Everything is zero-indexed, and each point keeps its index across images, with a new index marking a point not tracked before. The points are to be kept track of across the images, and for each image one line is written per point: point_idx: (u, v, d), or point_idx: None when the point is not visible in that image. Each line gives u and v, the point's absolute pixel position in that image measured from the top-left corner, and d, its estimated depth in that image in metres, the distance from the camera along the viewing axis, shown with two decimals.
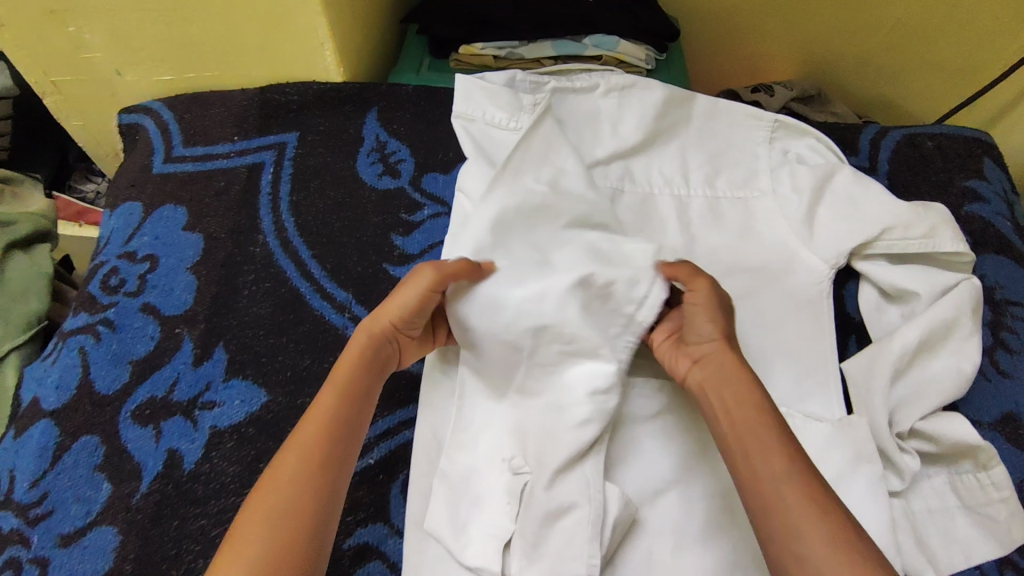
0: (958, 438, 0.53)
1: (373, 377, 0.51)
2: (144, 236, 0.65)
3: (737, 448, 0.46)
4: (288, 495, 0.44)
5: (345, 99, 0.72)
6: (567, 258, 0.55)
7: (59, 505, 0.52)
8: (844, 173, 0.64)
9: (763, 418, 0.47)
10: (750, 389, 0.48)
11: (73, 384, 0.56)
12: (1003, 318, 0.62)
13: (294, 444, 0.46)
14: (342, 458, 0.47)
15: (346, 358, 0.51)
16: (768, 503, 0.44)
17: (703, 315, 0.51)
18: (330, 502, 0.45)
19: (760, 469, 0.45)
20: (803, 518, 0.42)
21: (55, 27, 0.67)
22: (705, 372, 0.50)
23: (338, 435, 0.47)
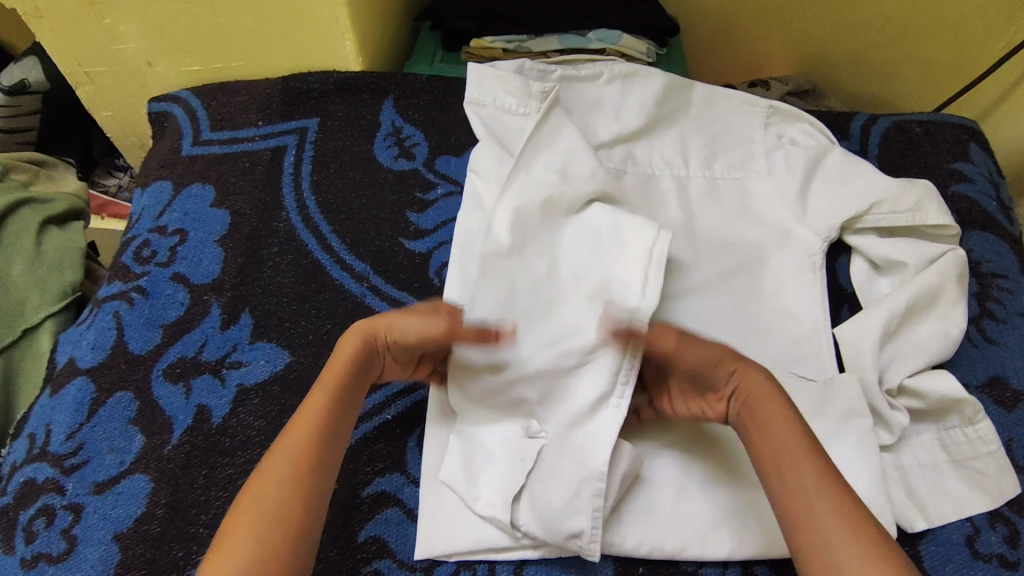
0: (944, 394, 0.56)
1: (359, 385, 0.53)
2: (174, 212, 0.69)
3: (772, 469, 0.48)
4: (273, 497, 0.46)
5: (364, 87, 0.76)
6: (572, 248, 0.59)
7: (94, 455, 0.55)
8: (835, 154, 0.68)
9: (790, 431, 0.48)
10: (778, 404, 0.50)
11: (108, 345, 0.60)
12: (990, 289, 0.66)
13: (282, 446, 0.48)
14: (327, 460, 0.49)
15: (335, 367, 0.52)
16: (797, 510, 0.46)
17: (704, 351, 0.52)
18: (315, 504, 0.47)
19: (789, 478, 0.47)
20: (829, 523, 0.44)
21: (92, 18, 0.71)
22: (744, 401, 0.51)
23: (324, 438, 0.49)
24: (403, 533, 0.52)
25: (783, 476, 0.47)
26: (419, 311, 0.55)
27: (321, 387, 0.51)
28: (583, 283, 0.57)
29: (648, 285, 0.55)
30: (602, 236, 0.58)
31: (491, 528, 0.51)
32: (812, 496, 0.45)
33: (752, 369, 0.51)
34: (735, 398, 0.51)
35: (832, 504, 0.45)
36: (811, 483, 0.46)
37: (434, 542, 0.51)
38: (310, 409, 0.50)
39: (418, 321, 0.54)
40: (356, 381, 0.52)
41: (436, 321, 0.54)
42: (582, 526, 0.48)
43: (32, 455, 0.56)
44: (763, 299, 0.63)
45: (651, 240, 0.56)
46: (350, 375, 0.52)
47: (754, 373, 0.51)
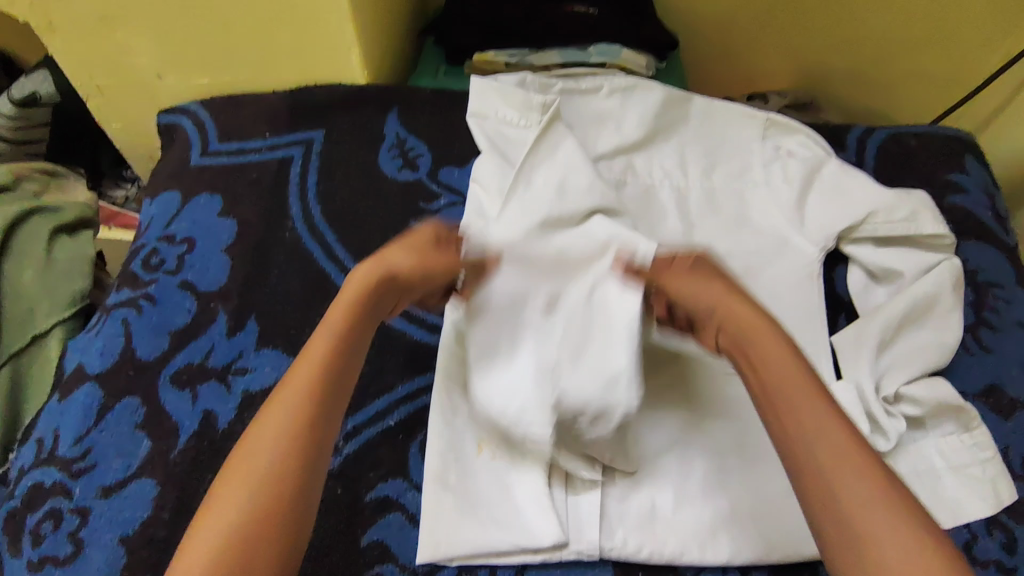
0: (941, 400, 0.57)
1: (362, 330, 0.52)
2: (182, 221, 0.70)
3: (763, 397, 0.47)
4: (270, 446, 0.45)
5: (369, 99, 0.78)
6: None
7: (101, 460, 0.55)
8: (832, 165, 0.69)
9: (789, 366, 0.47)
10: (772, 338, 0.49)
11: (116, 351, 0.61)
12: (986, 298, 0.66)
13: (280, 394, 0.47)
14: (326, 409, 0.48)
15: (337, 310, 0.51)
16: (793, 446, 0.44)
17: (700, 288, 0.52)
18: (314, 451, 0.46)
19: (785, 415, 0.45)
20: (828, 456, 0.43)
21: (105, 32, 0.73)
22: (730, 329, 0.50)
23: (321, 387, 0.48)
24: (406, 537, 0.52)
25: (778, 411, 0.46)
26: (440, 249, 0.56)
27: (320, 335, 0.50)
28: None
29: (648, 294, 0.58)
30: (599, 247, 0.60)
31: (492, 532, 0.51)
32: (810, 429, 0.44)
33: (741, 304, 0.51)
34: (722, 331, 0.51)
35: (835, 437, 0.44)
36: (810, 417, 0.45)
37: (435, 546, 0.51)
38: (309, 356, 0.49)
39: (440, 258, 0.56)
40: (371, 303, 0.52)
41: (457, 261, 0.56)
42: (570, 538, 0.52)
43: (40, 460, 0.56)
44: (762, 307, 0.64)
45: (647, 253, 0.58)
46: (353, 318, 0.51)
47: (742, 307, 0.51)
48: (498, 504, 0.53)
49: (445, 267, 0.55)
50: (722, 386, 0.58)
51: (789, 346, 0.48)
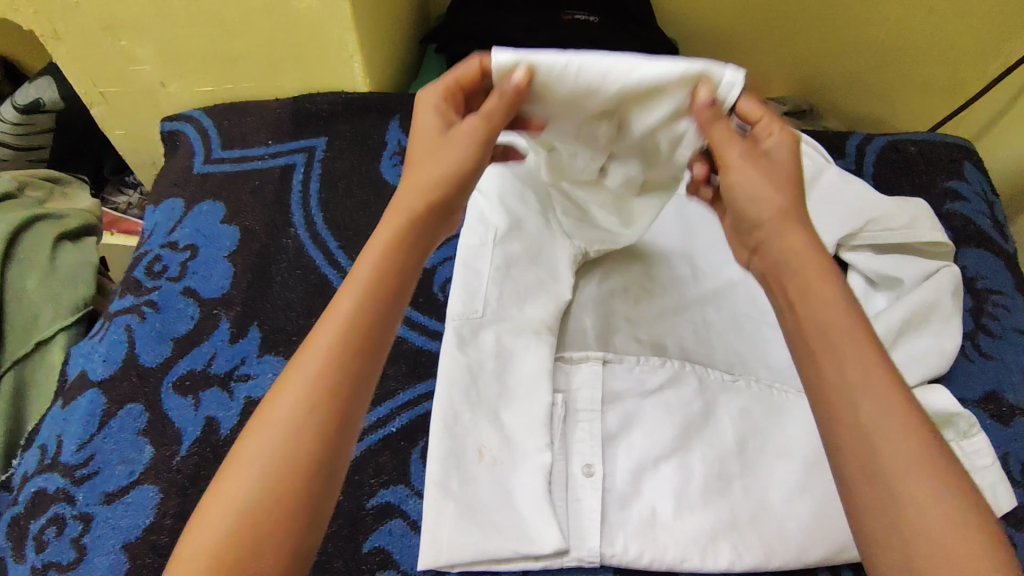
0: (940, 408, 0.57)
1: (400, 266, 0.47)
2: (185, 228, 0.71)
3: (807, 344, 0.43)
4: (301, 397, 0.41)
5: (371, 107, 0.78)
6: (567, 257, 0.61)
7: (104, 466, 0.56)
8: (831, 173, 0.70)
9: (842, 316, 0.43)
10: (824, 279, 0.44)
11: (119, 358, 0.61)
12: (985, 305, 0.67)
13: (314, 342, 0.43)
14: (362, 362, 0.43)
15: (377, 247, 0.47)
16: (832, 400, 0.41)
17: (757, 185, 0.48)
18: (349, 403, 0.42)
19: (828, 370, 0.42)
20: (870, 413, 0.39)
21: (110, 41, 0.74)
22: (774, 255, 0.47)
23: (357, 338, 0.43)
24: (407, 544, 0.53)
25: (817, 359, 0.42)
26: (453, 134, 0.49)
27: (355, 279, 0.45)
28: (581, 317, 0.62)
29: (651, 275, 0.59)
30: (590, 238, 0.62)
31: (493, 538, 0.51)
32: (856, 386, 0.40)
33: (793, 228, 0.47)
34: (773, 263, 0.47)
35: (881, 394, 0.39)
36: (857, 371, 0.41)
37: (436, 554, 0.51)
38: (344, 303, 0.44)
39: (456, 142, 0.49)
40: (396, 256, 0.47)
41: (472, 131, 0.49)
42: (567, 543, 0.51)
43: (43, 465, 0.57)
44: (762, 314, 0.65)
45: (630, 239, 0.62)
46: (390, 253, 0.47)
47: (793, 244, 0.46)
48: (499, 511, 0.53)
49: (467, 138, 0.49)
50: (723, 391, 0.58)
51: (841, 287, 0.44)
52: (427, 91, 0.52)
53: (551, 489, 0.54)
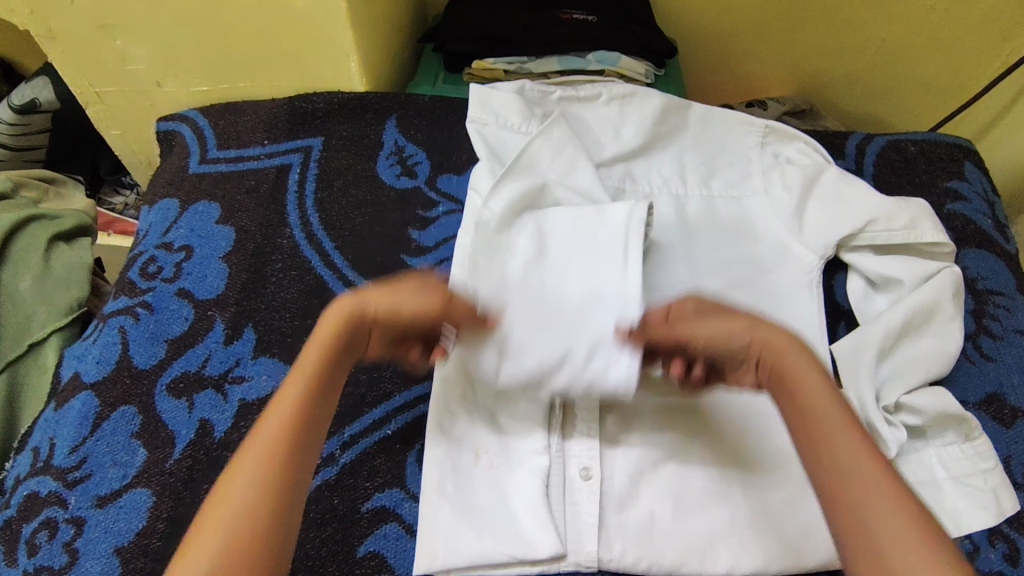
0: (941, 410, 0.56)
1: (340, 362, 0.51)
2: (180, 228, 0.70)
3: (808, 441, 0.46)
4: (246, 484, 0.44)
5: (368, 107, 0.78)
6: (564, 242, 0.59)
7: (97, 469, 0.55)
8: (831, 172, 0.69)
9: (825, 401, 0.47)
10: (808, 369, 0.48)
11: (113, 359, 0.61)
12: (986, 306, 0.66)
13: (257, 433, 0.46)
14: (303, 449, 0.47)
15: (318, 342, 0.51)
16: (828, 476, 0.44)
17: (718, 327, 0.50)
18: (292, 486, 0.45)
19: (822, 448, 0.45)
20: (863, 487, 0.42)
21: (105, 40, 0.73)
22: (770, 363, 0.49)
23: (298, 427, 0.47)
24: (402, 547, 0.52)
25: (812, 437, 0.46)
26: (408, 286, 0.53)
27: (297, 373, 0.49)
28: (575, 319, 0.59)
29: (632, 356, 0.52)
30: (588, 215, 0.59)
31: (489, 542, 0.51)
32: (847, 463, 0.43)
33: (776, 333, 0.50)
34: (761, 364, 0.50)
35: (869, 468, 0.43)
36: (846, 449, 0.44)
37: (431, 558, 0.50)
38: (286, 395, 0.48)
39: (410, 296, 0.52)
40: (333, 362, 0.50)
41: (428, 296, 0.52)
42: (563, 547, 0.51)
43: (35, 469, 0.56)
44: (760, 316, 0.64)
45: (629, 209, 0.58)
46: (331, 349, 0.50)
47: (774, 333, 0.50)
48: (495, 514, 0.52)
49: (416, 296, 0.52)
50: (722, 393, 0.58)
51: (822, 371, 0.49)
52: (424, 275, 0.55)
53: (548, 493, 0.53)
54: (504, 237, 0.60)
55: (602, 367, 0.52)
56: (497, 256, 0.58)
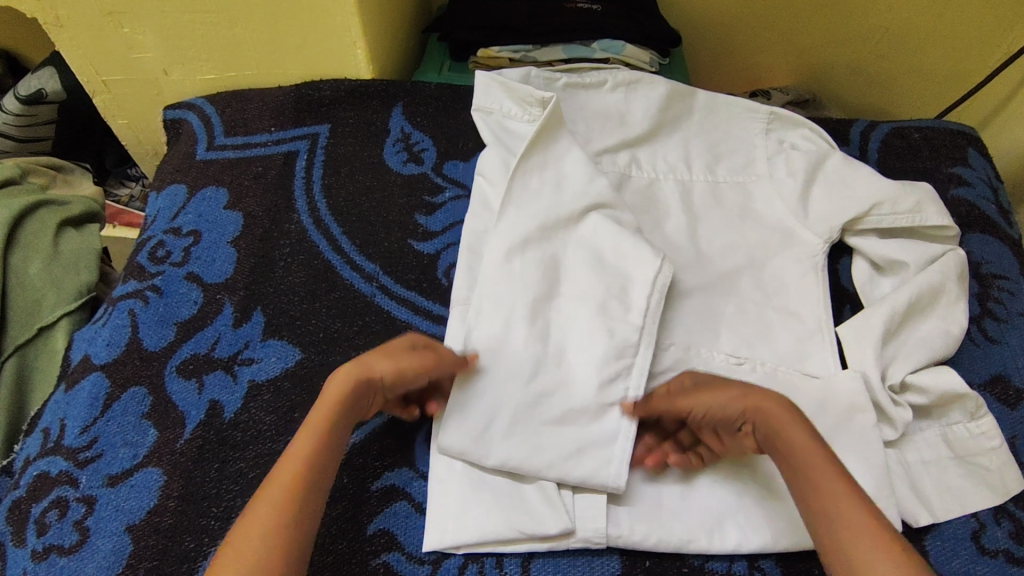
0: (946, 390, 0.57)
1: (346, 426, 0.50)
2: (189, 214, 0.70)
3: (797, 490, 0.48)
4: (257, 543, 0.44)
5: (374, 94, 0.78)
6: (576, 273, 0.61)
7: (108, 449, 0.55)
8: (835, 158, 0.70)
9: (813, 457, 0.48)
10: (795, 424, 0.50)
11: (123, 341, 0.61)
12: (990, 290, 0.66)
13: (269, 489, 0.47)
14: (312, 504, 0.47)
15: (325, 405, 0.50)
16: (818, 525, 0.46)
17: (714, 399, 0.52)
18: (299, 545, 0.45)
19: (812, 503, 0.47)
20: (850, 536, 0.45)
21: (112, 28, 0.74)
22: (762, 428, 0.51)
23: (306, 485, 0.47)
24: (412, 525, 0.52)
25: (803, 491, 0.47)
26: (406, 353, 0.53)
27: (308, 427, 0.49)
28: (586, 344, 0.58)
29: (624, 454, 0.54)
30: (606, 249, 0.62)
31: (499, 520, 0.51)
32: (835, 513, 0.46)
33: (765, 400, 0.51)
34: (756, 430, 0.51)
35: (855, 518, 0.45)
36: (835, 504, 0.46)
37: (442, 534, 0.51)
38: (295, 453, 0.49)
39: (410, 361, 0.52)
40: (347, 412, 0.50)
41: (425, 358, 0.53)
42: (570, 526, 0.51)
43: (46, 449, 0.56)
44: (765, 300, 0.64)
45: (654, 271, 0.60)
46: (338, 412, 0.50)
47: (766, 399, 0.51)
48: (503, 492, 0.53)
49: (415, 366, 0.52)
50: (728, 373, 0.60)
51: (809, 428, 0.50)
52: (408, 337, 0.56)
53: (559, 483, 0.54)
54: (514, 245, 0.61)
55: (591, 468, 0.53)
56: (501, 282, 0.60)
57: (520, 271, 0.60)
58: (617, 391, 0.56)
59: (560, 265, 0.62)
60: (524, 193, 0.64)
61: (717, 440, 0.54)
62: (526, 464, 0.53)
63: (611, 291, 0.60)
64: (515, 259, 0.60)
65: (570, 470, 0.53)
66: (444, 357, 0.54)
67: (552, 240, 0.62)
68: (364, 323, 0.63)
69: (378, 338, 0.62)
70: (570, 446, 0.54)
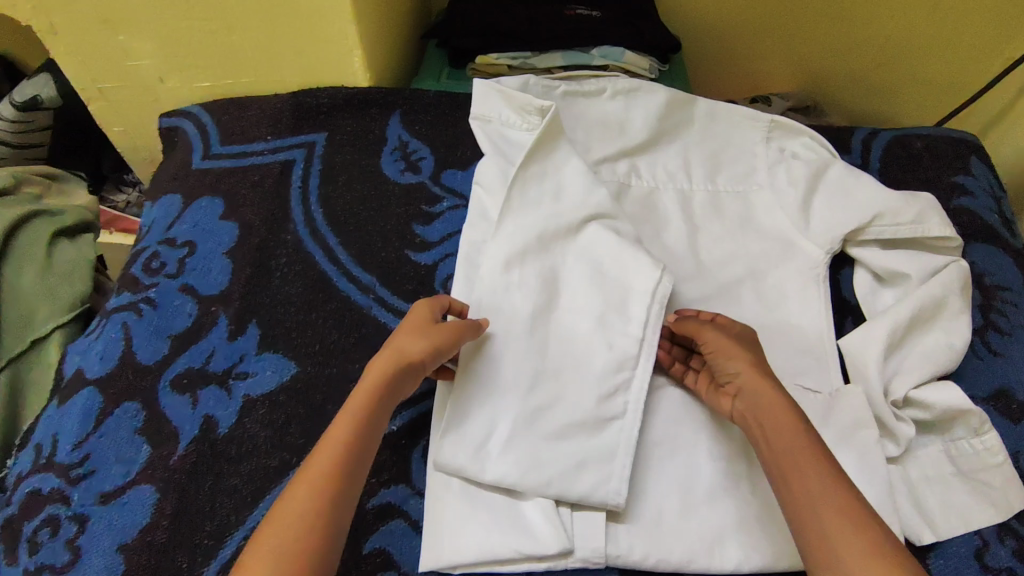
0: (950, 405, 0.56)
1: (380, 417, 0.51)
2: (184, 224, 0.70)
3: (774, 463, 0.49)
4: (295, 528, 0.45)
5: (372, 102, 0.78)
6: (575, 285, 0.61)
7: (101, 465, 0.55)
8: (837, 167, 0.69)
9: (797, 439, 0.49)
10: (778, 401, 0.51)
11: (116, 355, 0.60)
12: (993, 301, 0.66)
13: (309, 468, 0.48)
14: (350, 483, 0.48)
15: (365, 387, 0.51)
16: (795, 498, 0.47)
17: (731, 354, 0.55)
18: (333, 533, 0.46)
19: (794, 483, 0.47)
20: (830, 512, 0.45)
21: (108, 35, 0.73)
22: (749, 403, 0.52)
23: (341, 474, 0.47)
24: (408, 544, 0.52)
25: (784, 469, 0.48)
26: (434, 327, 0.54)
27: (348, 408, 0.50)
28: (587, 360, 0.57)
29: (624, 471, 0.53)
30: (605, 261, 0.61)
31: (497, 538, 0.50)
32: (813, 488, 0.47)
33: (765, 379, 0.53)
34: (741, 402, 0.53)
35: (834, 495, 0.46)
36: (817, 484, 0.47)
37: (438, 553, 0.50)
38: (335, 432, 0.49)
39: (438, 335, 0.53)
40: (386, 392, 0.51)
41: (450, 330, 0.54)
42: (569, 546, 0.50)
43: (39, 465, 0.56)
44: (766, 311, 0.64)
45: (654, 282, 0.59)
46: (379, 394, 0.51)
47: (763, 376, 0.53)
48: (501, 510, 0.52)
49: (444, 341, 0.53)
50: None
51: (797, 413, 0.51)
52: (430, 306, 0.56)
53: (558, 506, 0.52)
54: (514, 260, 0.60)
55: (591, 484, 0.52)
56: (501, 297, 0.59)
57: (518, 283, 0.59)
58: (617, 404, 0.55)
59: (559, 277, 0.61)
60: (522, 204, 0.63)
61: (707, 383, 0.57)
62: (525, 480, 0.52)
63: (610, 304, 0.59)
64: (512, 271, 0.60)
65: (570, 486, 0.52)
66: (467, 327, 0.55)
67: (551, 254, 0.61)
68: (361, 335, 0.62)
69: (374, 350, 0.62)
70: (570, 461, 0.53)
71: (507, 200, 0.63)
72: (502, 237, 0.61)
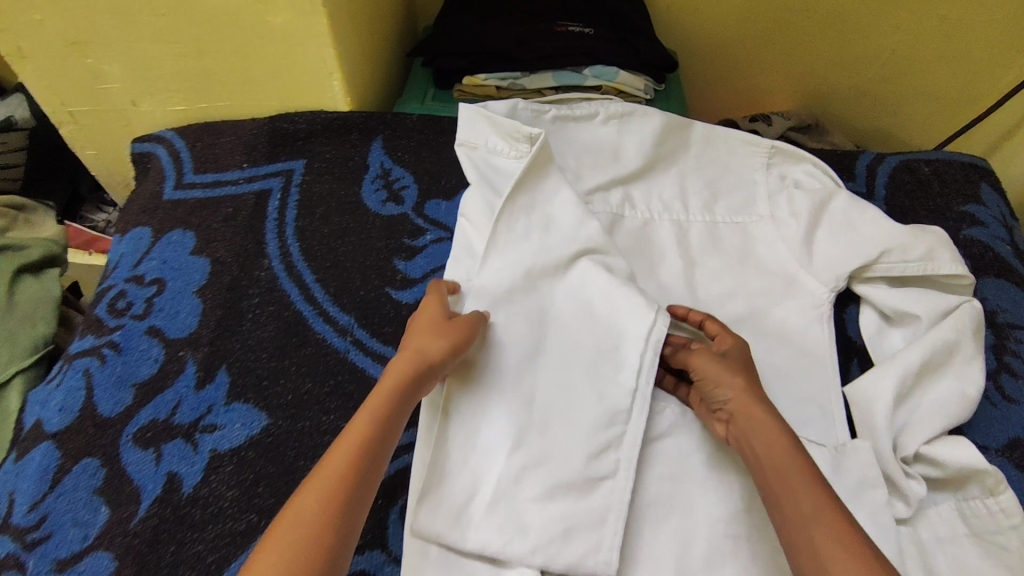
0: (963, 463, 0.52)
1: (398, 419, 0.47)
2: (153, 260, 0.66)
3: (771, 490, 0.46)
4: (308, 533, 0.41)
5: (352, 127, 0.74)
6: (563, 329, 0.57)
7: (57, 529, 0.51)
8: (842, 197, 0.65)
9: (790, 463, 0.46)
10: (770, 427, 0.48)
11: (76, 407, 0.57)
12: (1006, 342, 0.62)
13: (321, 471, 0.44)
14: (364, 489, 0.44)
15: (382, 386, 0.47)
16: (790, 531, 0.44)
17: (721, 372, 0.52)
18: (345, 537, 0.42)
19: (789, 513, 0.44)
20: (826, 545, 0.42)
21: (75, 58, 0.69)
22: (741, 427, 0.49)
23: (356, 476, 0.44)
24: None
25: (779, 499, 0.45)
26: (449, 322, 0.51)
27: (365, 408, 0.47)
28: (576, 412, 0.53)
29: (614, 538, 0.49)
30: (595, 303, 0.58)
31: None
32: (808, 519, 0.43)
33: (757, 402, 0.50)
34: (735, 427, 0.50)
35: (828, 526, 0.42)
36: (811, 511, 0.43)
37: None
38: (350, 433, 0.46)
39: (455, 331, 0.51)
40: (403, 390, 0.48)
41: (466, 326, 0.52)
42: None
43: None
44: (769, 354, 0.60)
45: (649, 324, 0.55)
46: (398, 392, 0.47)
47: (756, 397, 0.50)
48: None
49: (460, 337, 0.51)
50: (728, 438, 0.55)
51: (789, 436, 0.48)
52: (438, 299, 0.54)
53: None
54: (499, 303, 0.57)
55: (580, 553, 0.49)
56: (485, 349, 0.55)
57: (502, 328, 0.56)
58: (608, 461, 0.52)
59: (546, 318, 0.58)
60: (508, 241, 0.59)
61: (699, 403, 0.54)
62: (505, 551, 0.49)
63: (600, 350, 0.56)
64: (496, 315, 0.56)
65: (557, 555, 0.49)
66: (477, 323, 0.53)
67: (538, 296, 0.58)
68: (337, 383, 0.59)
69: (351, 401, 0.58)
70: (556, 527, 0.49)
71: (493, 237, 0.59)
72: (487, 277, 0.57)
